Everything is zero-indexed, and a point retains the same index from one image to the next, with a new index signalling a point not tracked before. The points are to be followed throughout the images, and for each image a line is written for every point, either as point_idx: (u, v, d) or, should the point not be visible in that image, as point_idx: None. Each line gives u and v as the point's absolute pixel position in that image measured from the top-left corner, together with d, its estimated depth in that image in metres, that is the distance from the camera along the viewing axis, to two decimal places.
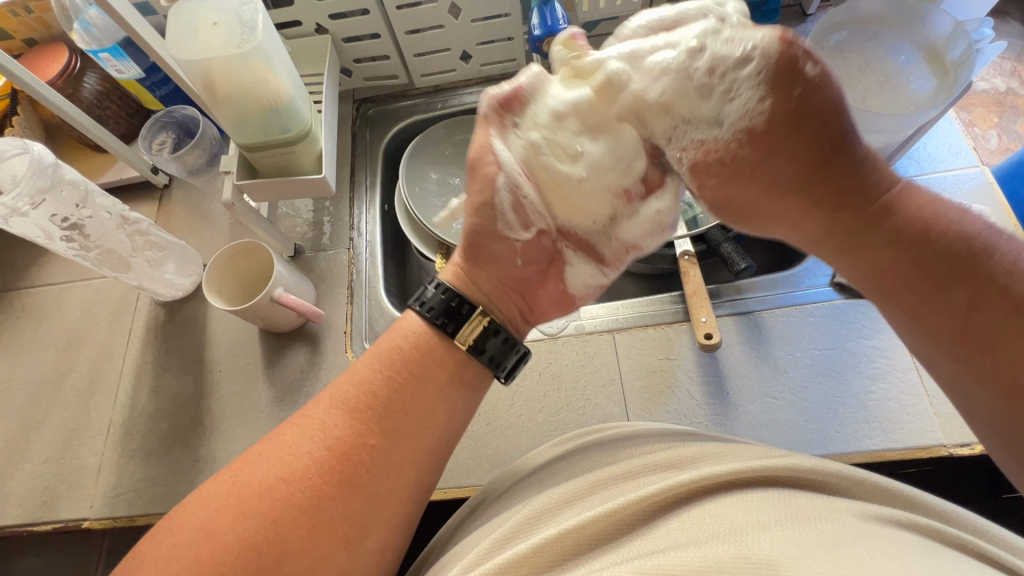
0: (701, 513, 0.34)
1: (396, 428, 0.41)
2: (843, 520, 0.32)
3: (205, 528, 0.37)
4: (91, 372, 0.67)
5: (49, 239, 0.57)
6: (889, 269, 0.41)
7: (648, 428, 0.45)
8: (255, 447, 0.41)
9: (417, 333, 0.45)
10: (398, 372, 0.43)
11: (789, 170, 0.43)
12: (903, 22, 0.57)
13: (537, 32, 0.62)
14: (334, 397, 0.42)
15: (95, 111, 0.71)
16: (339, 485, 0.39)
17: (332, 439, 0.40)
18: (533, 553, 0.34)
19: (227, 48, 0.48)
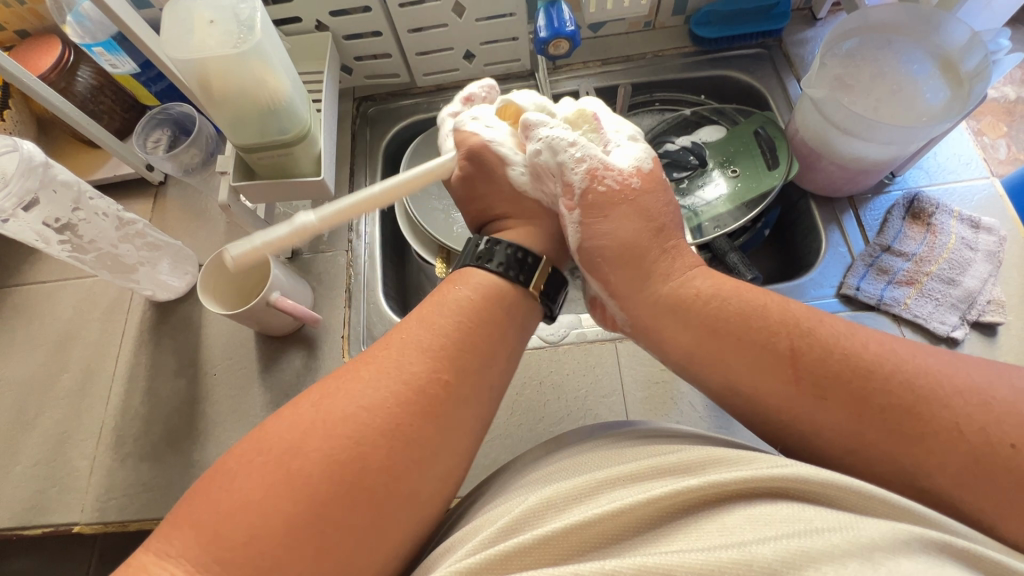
0: (711, 525, 0.33)
1: (469, 372, 0.42)
2: (856, 525, 0.31)
3: (291, 450, 0.36)
4: (83, 373, 0.66)
5: (47, 244, 0.56)
6: (706, 344, 0.43)
7: (646, 425, 0.45)
8: (331, 380, 0.40)
9: (491, 285, 0.45)
10: (473, 320, 0.43)
11: (658, 330, 0.45)
12: (917, 31, 0.55)
13: (543, 33, 0.59)
14: (408, 339, 0.42)
15: (89, 106, 0.69)
16: (417, 415, 0.39)
17: (408, 372, 0.40)
18: (539, 544, 0.33)
19: (223, 47, 0.46)
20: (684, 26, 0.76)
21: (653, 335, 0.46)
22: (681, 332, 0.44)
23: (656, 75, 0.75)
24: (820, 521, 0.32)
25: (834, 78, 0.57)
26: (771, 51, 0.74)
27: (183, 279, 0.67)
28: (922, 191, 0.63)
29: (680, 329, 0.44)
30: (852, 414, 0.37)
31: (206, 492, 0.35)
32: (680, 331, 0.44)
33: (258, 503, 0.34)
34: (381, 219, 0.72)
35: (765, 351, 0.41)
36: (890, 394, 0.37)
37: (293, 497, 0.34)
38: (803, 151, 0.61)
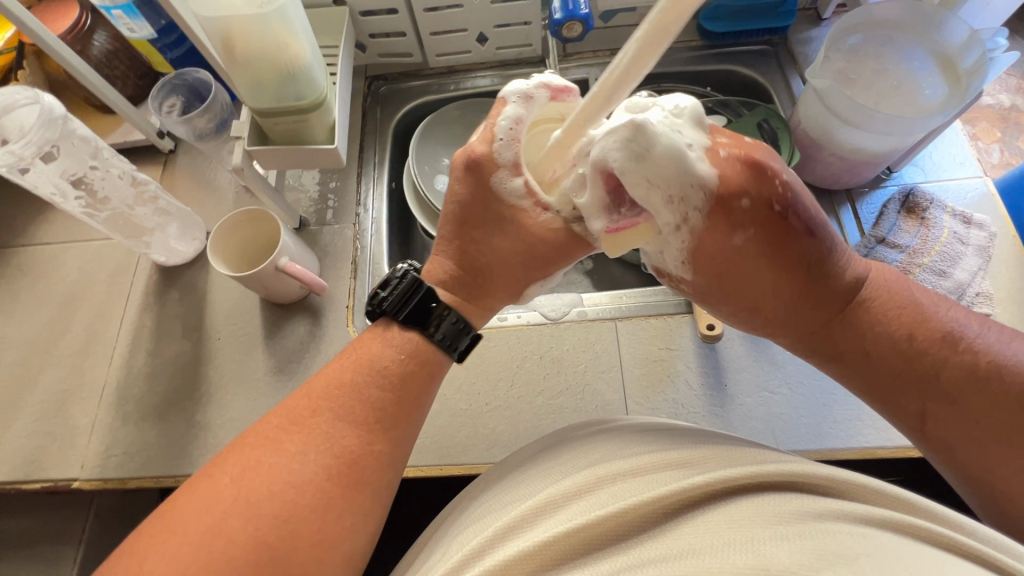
0: (718, 517, 0.34)
1: (398, 437, 0.45)
2: (861, 528, 0.32)
3: (213, 529, 0.38)
4: (87, 333, 0.66)
5: (63, 199, 0.57)
6: (887, 361, 0.44)
7: (645, 420, 0.46)
8: (253, 450, 0.42)
9: (419, 350, 0.46)
10: (402, 388, 0.45)
11: (769, 283, 0.46)
12: (918, 29, 0.58)
13: (557, 15, 0.60)
14: (336, 408, 0.44)
15: (104, 70, 0.70)
16: (348, 487, 0.42)
17: (339, 447, 0.42)
18: (538, 550, 0.34)
19: (249, 6, 0.47)
20: (693, 20, 0.78)
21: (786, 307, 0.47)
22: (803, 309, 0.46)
23: (664, 66, 0.77)
24: (825, 518, 0.33)
25: (837, 71, 0.59)
26: (776, 47, 0.76)
27: (191, 244, 0.68)
28: (917, 187, 0.65)
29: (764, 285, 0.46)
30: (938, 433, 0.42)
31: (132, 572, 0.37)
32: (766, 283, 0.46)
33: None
34: (388, 195, 0.73)
35: (907, 354, 0.43)
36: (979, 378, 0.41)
37: (228, 569, 0.37)
38: (804, 142, 0.63)
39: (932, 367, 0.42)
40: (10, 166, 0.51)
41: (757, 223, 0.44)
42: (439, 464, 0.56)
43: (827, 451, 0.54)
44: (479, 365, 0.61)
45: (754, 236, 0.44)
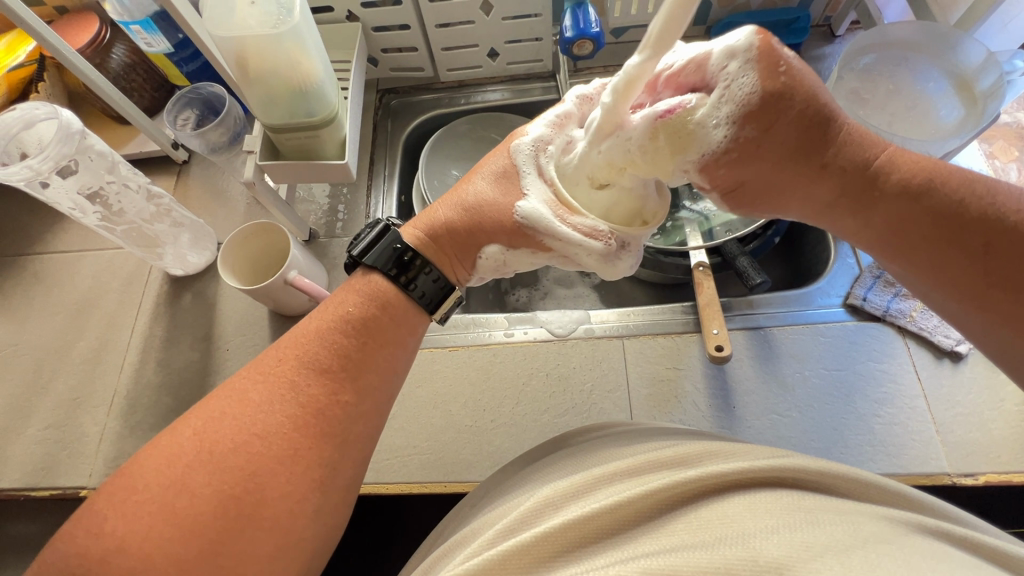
0: (713, 510, 0.34)
1: (365, 385, 0.44)
2: (852, 520, 0.31)
3: (179, 482, 0.38)
4: (99, 341, 0.67)
5: (82, 213, 0.58)
6: (900, 227, 0.40)
7: (648, 427, 0.45)
8: (219, 403, 0.42)
9: (384, 294, 0.46)
10: (368, 334, 0.45)
11: (813, 167, 0.40)
12: (934, 50, 0.57)
13: (568, 34, 0.60)
14: (301, 356, 0.43)
15: (121, 83, 0.71)
16: (315, 437, 0.42)
17: (304, 396, 0.42)
18: (537, 542, 0.34)
19: (263, 27, 0.48)
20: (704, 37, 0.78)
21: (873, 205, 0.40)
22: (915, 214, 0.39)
23: None
24: (815, 512, 0.32)
25: (850, 91, 0.58)
26: None
27: (202, 256, 0.68)
28: None
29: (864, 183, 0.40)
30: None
31: (99, 527, 0.37)
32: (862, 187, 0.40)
33: (149, 542, 0.36)
34: (397, 209, 0.74)
35: (932, 201, 0.38)
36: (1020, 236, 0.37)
37: (196, 520, 0.37)
38: None
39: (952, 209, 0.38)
40: (30, 180, 0.52)
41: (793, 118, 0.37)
42: (444, 481, 0.56)
43: None
44: (485, 383, 0.61)
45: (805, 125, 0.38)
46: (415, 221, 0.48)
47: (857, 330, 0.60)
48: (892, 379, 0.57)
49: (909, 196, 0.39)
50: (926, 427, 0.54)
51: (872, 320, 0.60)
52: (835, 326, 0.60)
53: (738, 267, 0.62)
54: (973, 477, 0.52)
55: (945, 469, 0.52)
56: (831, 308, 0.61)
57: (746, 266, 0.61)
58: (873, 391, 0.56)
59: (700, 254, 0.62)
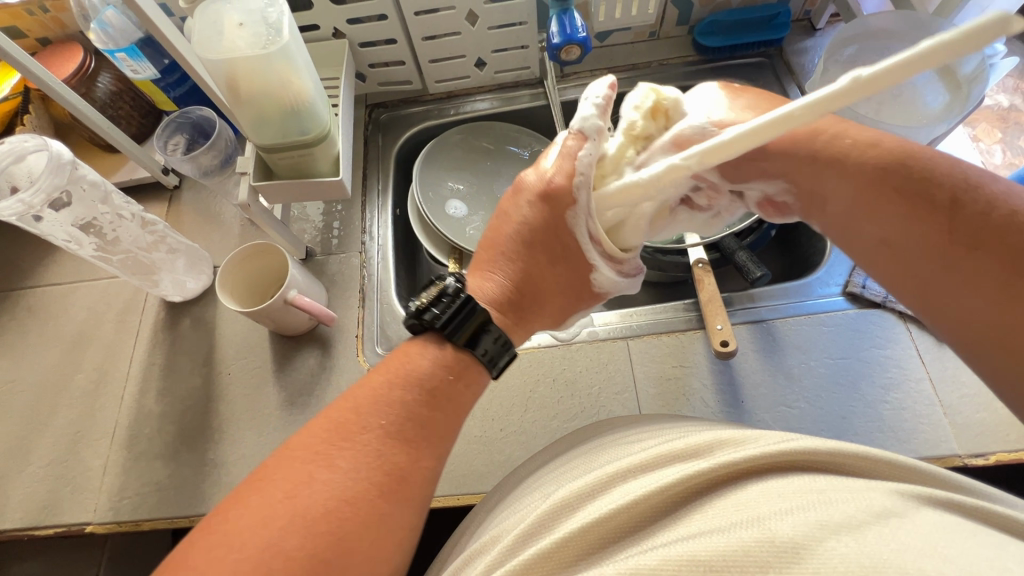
0: (727, 499, 0.33)
1: (439, 449, 0.44)
2: (863, 497, 0.31)
3: (270, 548, 0.36)
4: (97, 373, 0.66)
5: (78, 245, 0.58)
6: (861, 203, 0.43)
7: (661, 418, 0.45)
8: (303, 466, 0.40)
9: (455, 359, 0.46)
10: (445, 400, 0.45)
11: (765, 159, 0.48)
12: (915, 37, 0.58)
13: (555, 40, 0.60)
14: (383, 422, 0.42)
15: (108, 111, 0.70)
16: (398, 502, 0.41)
17: (388, 462, 0.41)
18: (557, 548, 0.34)
19: (253, 48, 0.47)
20: (687, 36, 0.79)
21: (870, 198, 0.43)
22: (901, 201, 0.41)
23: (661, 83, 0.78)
24: (829, 491, 0.32)
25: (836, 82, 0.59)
26: (772, 59, 0.77)
27: (198, 280, 0.68)
28: None
29: (890, 198, 0.41)
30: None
31: None
32: (883, 188, 0.41)
33: None
34: (393, 222, 0.74)
35: (883, 172, 0.42)
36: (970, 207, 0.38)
37: None
38: None
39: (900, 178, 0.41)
40: (22, 214, 0.51)
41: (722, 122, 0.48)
42: (456, 494, 0.55)
43: None
44: (492, 392, 0.60)
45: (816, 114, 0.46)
46: (476, 286, 0.49)
47: (858, 317, 0.60)
48: (896, 364, 0.57)
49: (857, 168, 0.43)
50: (933, 410, 0.54)
51: (872, 305, 0.60)
52: (836, 314, 0.60)
53: (738, 261, 0.63)
54: (984, 457, 0.52)
55: (955, 450, 0.52)
56: (831, 297, 0.61)
57: (745, 260, 0.62)
58: (879, 376, 0.57)
59: (698, 251, 0.63)
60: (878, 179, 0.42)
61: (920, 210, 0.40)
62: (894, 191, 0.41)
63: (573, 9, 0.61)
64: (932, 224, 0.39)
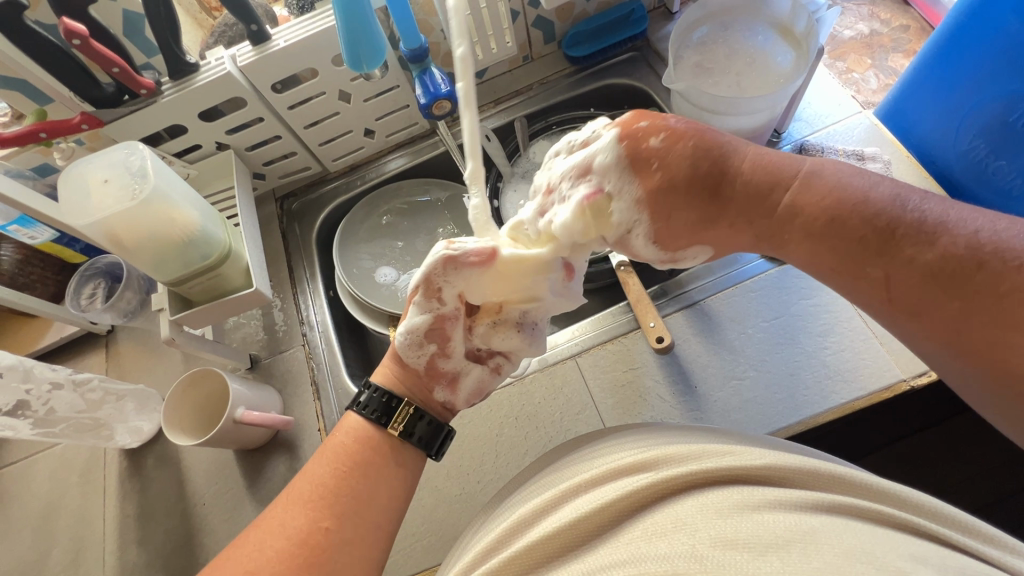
0: (666, 514, 0.34)
1: (349, 513, 0.43)
2: (797, 513, 0.32)
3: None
4: (74, 541, 0.65)
5: (15, 429, 0.56)
6: (815, 260, 0.44)
7: (617, 430, 0.45)
8: (224, 550, 0.43)
9: (358, 426, 0.48)
10: (352, 463, 0.46)
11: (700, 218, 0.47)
12: (751, 7, 0.61)
13: (423, 100, 0.61)
14: (290, 493, 0.44)
15: (19, 279, 0.70)
16: (302, 568, 0.41)
17: (290, 527, 0.42)
18: (506, 564, 0.35)
19: (124, 200, 0.49)
20: (559, 51, 0.82)
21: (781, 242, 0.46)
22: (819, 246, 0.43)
23: (547, 101, 0.80)
24: (762, 507, 0.32)
25: (693, 67, 0.62)
26: (642, 51, 0.81)
27: (151, 420, 0.67)
28: (807, 140, 0.68)
29: (720, 232, 0.48)
30: (909, 292, 0.39)
31: None
32: (702, 222, 0.47)
33: None
34: (329, 305, 0.74)
35: (842, 240, 0.42)
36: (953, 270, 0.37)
37: None
38: None
39: (870, 240, 0.41)
40: None
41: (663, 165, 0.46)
42: None
43: (807, 420, 0.55)
44: (462, 445, 0.61)
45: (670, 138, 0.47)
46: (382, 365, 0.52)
47: (781, 274, 0.62)
48: (827, 310, 0.59)
49: (812, 223, 0.43)
50: (871, 344, 0.57)
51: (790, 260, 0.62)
52: (761, 278, 0.63)
53: None
54: (927, 375, 0.54)
55: (900, 376, 0.54)
56: (753, 262, 0.63)
57: None
58: (814, 326, 0.59)
59: (619, 253, 0.65)
60: (696, 221, 0.47)
61: (867, 273, 0.41)
62: (727, 228, 0.48)
63: (433, 65, 0.63)
64: (743, 228, 0.47)
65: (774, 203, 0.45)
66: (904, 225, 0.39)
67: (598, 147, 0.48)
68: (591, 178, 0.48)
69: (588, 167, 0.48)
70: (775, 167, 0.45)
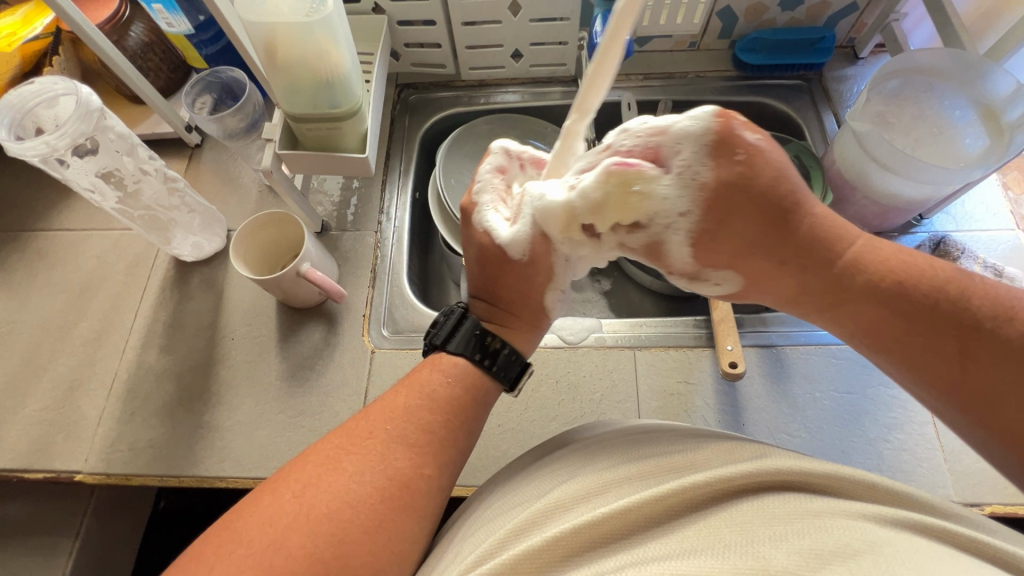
0: (721, 518, 0.33)
1: (445, 459, 0.44)
2: (858, 522, 0.31)
3: (274, 544, 0.37)
4: (101, 323, 0.66)
5: (101, 196, 0.58)
6: (875, 329, 0.41)
7: (658, 426, 0.44)
8: (312, 467, 0.41)
9: (466, 373, 0.48)
10: (454, 412, 0.46)
11: (746, 247, 0.44)
12: (963, 77, 0.57)
13: (598, 40, 0.60)
14: (392, 428, 0.43)
15: (138, 61, 0.70)
16: (399, 508, 0.40)
17: (393, 467, 0.41)
18: (546, 548, 0.33)
19: (296, 13, 0.47)
20: (727, 51, 0.78)
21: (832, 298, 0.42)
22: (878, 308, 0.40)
23: (695, 96, 0.77)
24: (823, 514, 0.32)
25: (877, 114, 0.59)
26: (810, 84, 0.77)
27: (211, 242, 0.67)
28: (948, 235, 0.64)
29: (762, 267, 0.45)
30: (984, 367, 0.36)
31: None
32: (763, 253, 0.44)
33: None
34: (411, 205, 0.73)
35: (907, 301, 0.39)
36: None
37: None
38: (837, 183, 0.63)
39: (949, 306, 0.38)
40: (45, 156, 0.50)
41: (745, 164, 0.42)
42: (450, 485, 0.55)
43: None
44: None
45: (748, 166, 0.42)
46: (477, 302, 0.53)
47: None
48: (902, 405, 0.57)
49: (877, 282, 0.40)
50: (934, 454, 0.54)
51: None
52: (847, 348, 0.60)
53: None
54: (980, 507, 0.52)
55: (953, 498, 0.52)
56: None
57: None
58: (883, 416, 0.56)
59: None
60: (752, 249, 0.44)
61: (940, 345, 0.38)
62: (771, 276, 0.45)
63: (618, 10, 0.60)
64: (790, 273, 0.44)
65: (836, 255, 0.42)
66: (988, 296, 0.37)
67: (677, 129, 0.43)
68: (659, 163, 0.44)
69: (656, 153, 0.44)
70: (828, 220, 0.43)
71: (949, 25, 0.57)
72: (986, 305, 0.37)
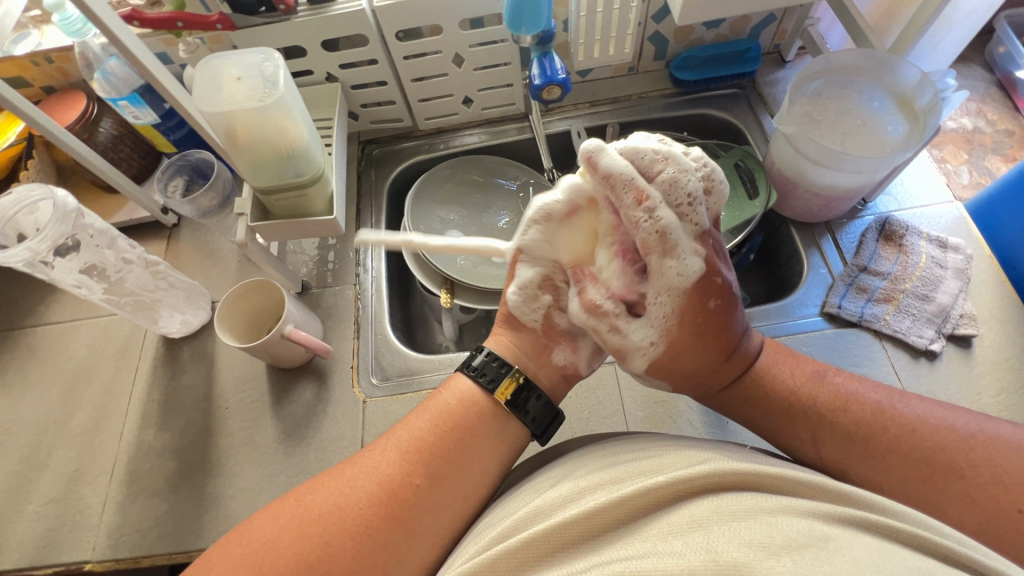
0: (684, 514, 0.35)
1: (441, 477, 0.44)
2: (809, 520, 0.33)
3: (269, 543, 0.41)
4: (97, 410, 0.67)
5: (88, 290, 0.60)
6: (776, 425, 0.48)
7: (636, 436, 0.46)
8: (320, 477, 0.45)
9: (466, 392, 0.48)
10: (451, 425, 0.46)
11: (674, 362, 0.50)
12: (873, 73, 0.62)
13: (536, 81, 0.63)
14: (391, 441, 0.46)
15: (109, 154, 0.73)
16: (386, 519, 0.42)
17: (384, 474, 0.44)
18: (523, 547, 0.35)
19: (252, 101, 0.51)
20: (664, 70, 0.83)
21: (737, 403, 0.50)
22: (768, 410, 0.48)
23: (640, 116, 0.81)
24: (777, 512, 0.34)
25: (804, 115, 0.63)
26: (746, 90, 0.81)
27: (198, 316, 0.70)
28: (892, 215, 0.68)
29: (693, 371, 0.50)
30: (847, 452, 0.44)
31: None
32: (694, 372, 0.50)
33: None
34: (386, 255, 0.76)
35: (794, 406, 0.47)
36: (894, 443, 0.43)
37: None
38: (780, 182, 0.66)
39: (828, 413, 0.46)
40: (29, 261, 0.53)
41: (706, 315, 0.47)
42: None
43: None
44: None
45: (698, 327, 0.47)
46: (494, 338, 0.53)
47: (836, 336, 0.62)
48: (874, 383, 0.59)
49: (775, 390, 0.49)
50: None
51: (849, 325, 0.62)
52: (815, 335, 0.62)
53: None
54: None
55: None
56: (810, 317, 0.63)
57: None
58: None
59: None
60: (690, 374, 0.50)
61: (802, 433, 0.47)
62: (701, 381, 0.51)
63: (553, 52, 0.65)
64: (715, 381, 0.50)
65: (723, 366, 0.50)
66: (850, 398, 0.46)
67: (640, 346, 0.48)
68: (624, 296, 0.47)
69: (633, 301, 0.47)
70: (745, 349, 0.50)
71: (857, 27, 0.62)
72: (850, 414, 0.45)
